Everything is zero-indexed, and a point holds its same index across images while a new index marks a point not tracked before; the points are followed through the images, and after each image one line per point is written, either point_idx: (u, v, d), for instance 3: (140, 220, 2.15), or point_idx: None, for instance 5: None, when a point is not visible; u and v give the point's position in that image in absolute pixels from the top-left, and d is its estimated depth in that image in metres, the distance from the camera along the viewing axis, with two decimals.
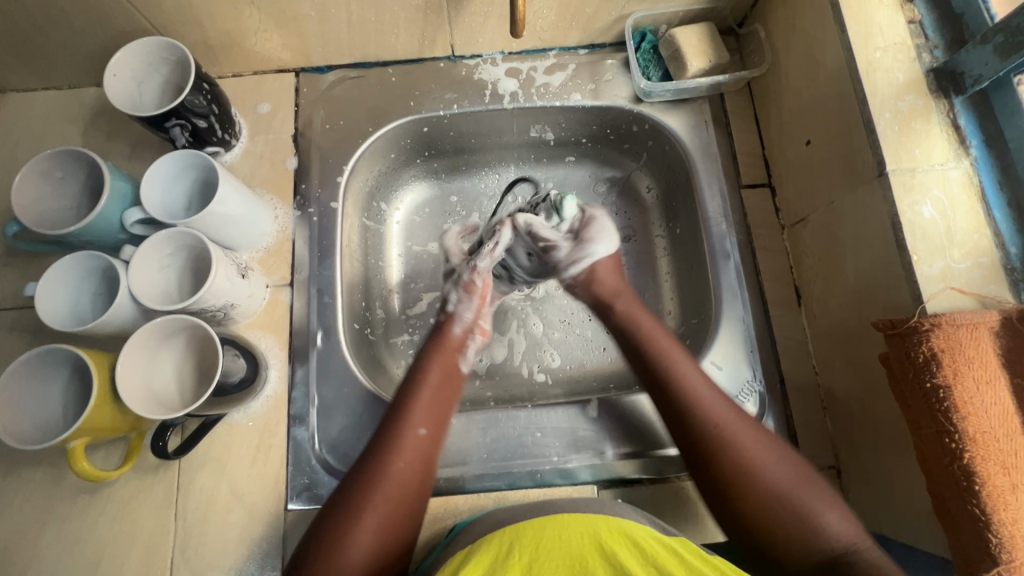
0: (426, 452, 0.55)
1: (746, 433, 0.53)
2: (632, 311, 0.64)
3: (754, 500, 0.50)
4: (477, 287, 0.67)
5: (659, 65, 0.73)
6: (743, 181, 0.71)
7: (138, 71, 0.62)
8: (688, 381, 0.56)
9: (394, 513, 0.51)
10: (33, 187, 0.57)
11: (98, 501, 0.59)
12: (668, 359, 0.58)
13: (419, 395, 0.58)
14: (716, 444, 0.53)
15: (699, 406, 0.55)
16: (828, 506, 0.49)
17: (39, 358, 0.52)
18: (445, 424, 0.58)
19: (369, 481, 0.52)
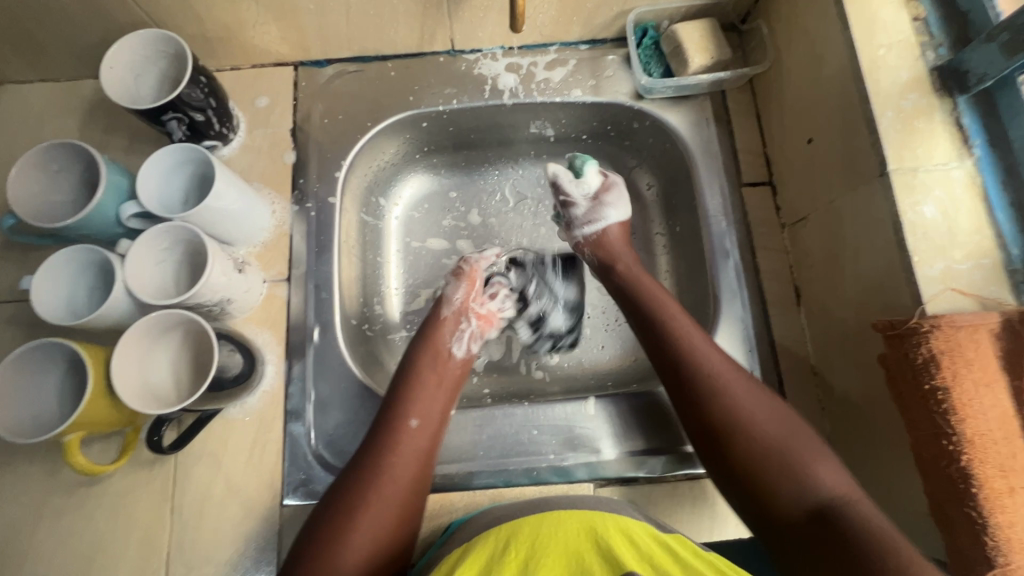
0: (417, 440, 0.55)
1: (741, 385, 0.53)
2: (631, 270, 0.66)
3: (743, 451, 0.50)
4: (466, 271, 0.70)
5: (660, 61, 0.72)
6: (743, 180, 0.70)
7: (136, 64, 0.62)
8: (686, 334, 0.57)
9: (389, 505, 0.51)
10: (29, 180, 0.57)
11: (94, 494, 0.60)
12: (666, 315, 0.59)
13: (413, 389, 0.59)
14: (709, 395, 0.53)
15: (696, 359, 0.55)
16: (819, 460, 0.48)
17: (35, 351, 0.52)
18: (439, 411, 0.59)
19: (365, 476, 0.52)
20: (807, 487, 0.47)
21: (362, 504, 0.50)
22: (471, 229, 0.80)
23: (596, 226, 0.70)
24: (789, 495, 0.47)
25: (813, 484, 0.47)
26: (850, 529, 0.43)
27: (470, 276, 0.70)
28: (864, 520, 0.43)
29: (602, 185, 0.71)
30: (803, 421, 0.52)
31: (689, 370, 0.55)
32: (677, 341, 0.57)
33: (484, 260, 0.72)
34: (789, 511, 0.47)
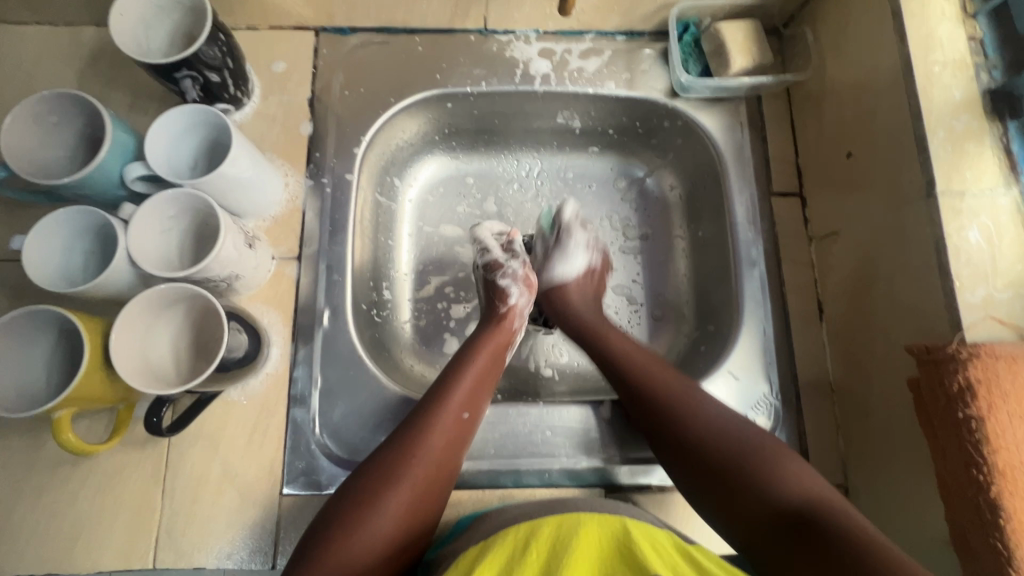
0: (464, 437, 0.54)
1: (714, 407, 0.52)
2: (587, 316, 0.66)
3: (711, 460, 0.49)
4: (531, 281, 0.67)
5: (699, 60, 0.69)
6: (774, 189, 0.69)
7: (147, 13, 0.57)
8: (633, 358, 0.58)
9: (429, 491, 0.50)
10: (24, 130, 0.52)
11: (80, 472, 0.56)
12: (610, 344, 0.61)
13: (463, 377, 0.56)
14: (680, 409, 0.52)
15: (661, 382, 0.55)
16: (794, 469, 0.47)
17: (25, 320, 0.48)
18: (484, 405, 0.57)
19: (403, 467, 0.49)
20: (778, 493, 0.46)
21: (403, 484, 0.48)
22: (487, 218, 0.77)
23: (559, 273, 0.69)
24: (760, 500, 0.46)
25: (786, 489, 0.46)
26: (833, 533, 0.42)
27: (528, 283, 0.67)
28: (848, 523, 0.42)
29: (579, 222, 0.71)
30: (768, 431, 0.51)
31: (647, 389, 0.55)
32: (628, 365, 0.58)
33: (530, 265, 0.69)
34: (756, 518, 0.46)
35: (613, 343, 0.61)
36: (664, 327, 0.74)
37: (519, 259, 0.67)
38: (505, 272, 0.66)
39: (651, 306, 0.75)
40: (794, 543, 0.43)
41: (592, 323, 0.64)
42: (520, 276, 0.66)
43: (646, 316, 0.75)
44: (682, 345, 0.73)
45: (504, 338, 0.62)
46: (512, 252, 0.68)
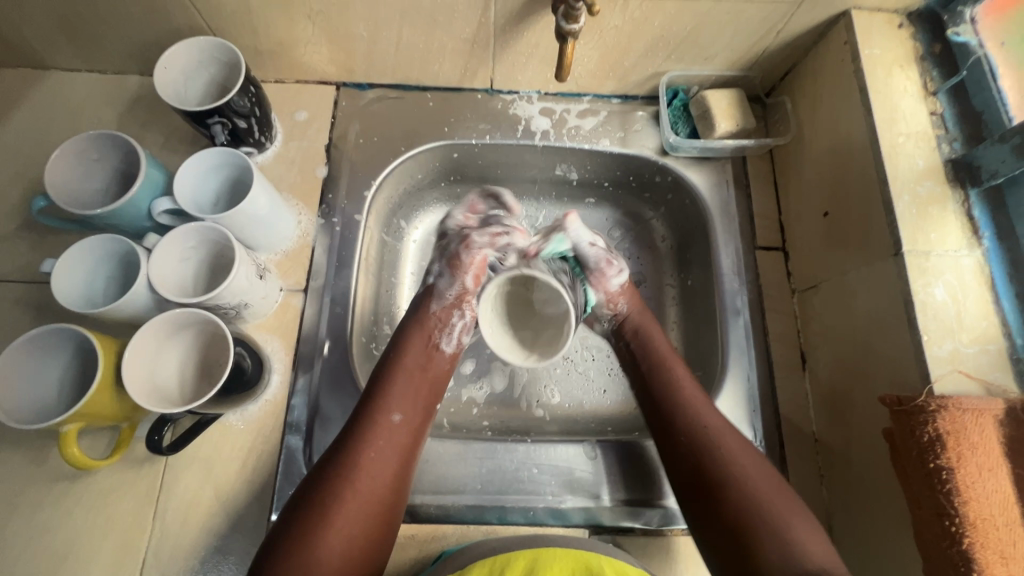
0: (403, 438, 0.57)
1: (737, 446, 0.55)
2: (644, 335, 0.66)
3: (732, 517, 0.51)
4: (461, 261, 0.67)
5: (687, 122, 0.75)
6: (758, 243, 0.73)
7: (188, 67, 0.64)
8: (722, 432, 0.56)
9: (374, 499, 0.53)
10: (67, 167, 0.57)
11: (76, 489, 0.58)
12: (698, 406, 0.58)
13: (393, 383, 0.59)
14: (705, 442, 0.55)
15: (739, 465, 0.53)
16: (803, 524, 0.50)
17: (45, 337, 0.51)
18: (419, 404, 0.60)
19: (338, 479, 0.52)
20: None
21: (347, 495, 0.52)
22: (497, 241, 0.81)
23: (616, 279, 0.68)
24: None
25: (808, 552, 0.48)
26: None
27: (457, 263, 0.67)
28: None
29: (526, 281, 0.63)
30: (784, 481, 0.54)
31: (723, 458, 0.54)
32: (717, 432, 0.56)
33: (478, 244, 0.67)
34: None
35: (699, 411, 0.57)
36: None
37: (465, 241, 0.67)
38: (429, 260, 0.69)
39: None
40: None
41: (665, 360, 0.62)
42: (447, 262, 0.67)
43: None
44: None
45: (436, 327, 0.65)
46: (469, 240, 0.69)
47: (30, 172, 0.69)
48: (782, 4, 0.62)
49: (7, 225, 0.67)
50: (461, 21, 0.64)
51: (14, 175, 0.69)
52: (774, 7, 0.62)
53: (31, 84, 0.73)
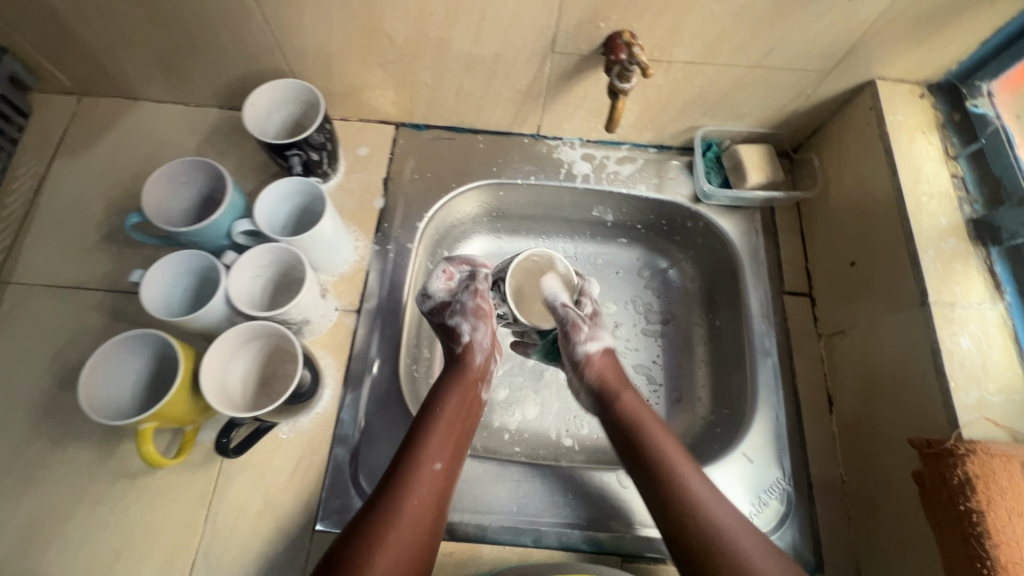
0: (444, 485, 0.58)
1: (748, 537, 0.53)
2: (637, 409, 0.64)
3: None
4: (484, 311, 0.70)
5: (720, 173, 0.80)
6: (786, 288, 0.76)
7: (271, 105, 0.71)
8: (731, 533, 0.53)
9: (415, 543, 0.53)
10: (159, 191, 0.63)
11: (134, 488, 0.61)
12: (702, 503, 0.55)
13: (432, 431, 0.60)
14: (714, 537, 0.53)
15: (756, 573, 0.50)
16: None
17: (132, 341, 0.55)
18: (459, 451, 0.61)
19: (379, 525, 0.53)
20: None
21: (389, 538, 0.52)
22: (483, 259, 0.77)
23: (586, 345, 0.68)
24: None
25: None
26: None
27: (481, 313, 0.70)
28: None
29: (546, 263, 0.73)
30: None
31: (733, 564, 0.51)
32: (711, 522, 0.54)
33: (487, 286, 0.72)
34: None
35: (700, 502, 0.55)
36: (680, 408, 0.79)
37: (472, 290, 0.71)
38: (453, 310, 0.70)
39: (670, 387, 0.81)
40: None
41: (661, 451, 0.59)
42: (470, 309, 0.69)
43: (664, 397, 0.80)
44: (698, 426, 0.77)
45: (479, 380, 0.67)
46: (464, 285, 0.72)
47: (114, 191, 0.76)
48: (813, 71, 0.68)
49: (92, 236, 0.73)
50: (518, 74, 0.71)
51: (100, 192, 0.76)
52: (805, 74, 0.68)
53: (123, 111, 0.81)
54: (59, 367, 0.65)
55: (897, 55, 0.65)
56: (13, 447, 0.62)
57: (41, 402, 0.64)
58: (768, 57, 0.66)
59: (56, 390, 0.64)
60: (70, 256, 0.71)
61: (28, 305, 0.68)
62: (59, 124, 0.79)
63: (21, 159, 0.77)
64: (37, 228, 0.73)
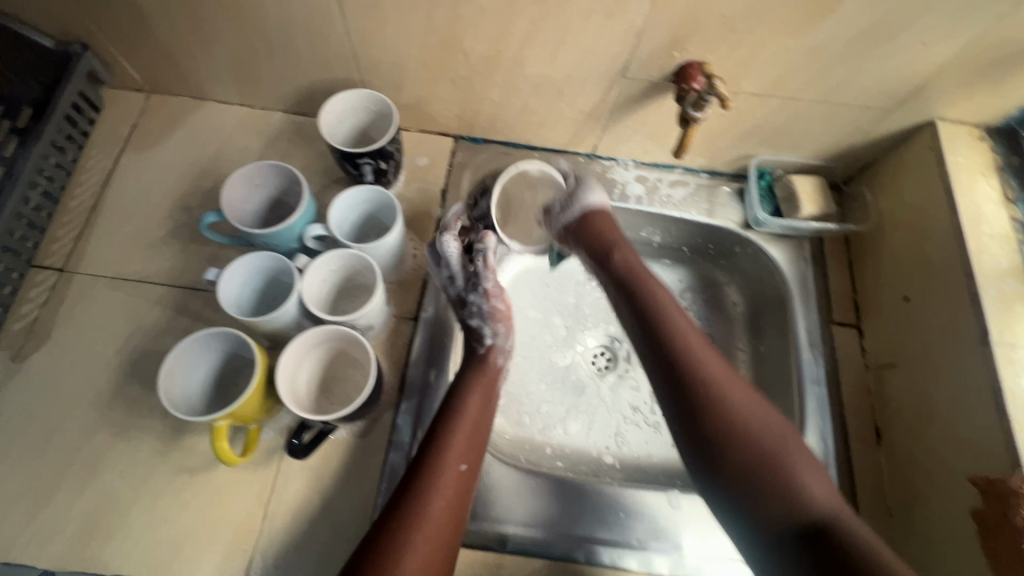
0: (465, 487, 0.58)
1: (726, 372, 0.59)
2: (630, 261, 0.69)
3: (735, 449, 0.54)
4: (499, 313, 0.72)
5: (772, 201, 0.81)
6: (834, 318, 0.77)
7: (344, 114, 0.73)
8: (715, 369, 0.59)
9: (441, 545, 0.53)
10: (237, 192, 0.66)
11: (194, 484, 0.61)
12: (693, 349, 0.61)
13: (455, 431, 0.61)
14: (702, 373, 0.59)
15: (722, 393, 0.57)
16: (807, 467, 0.53)
17: (208, 339, 0.57)
18: (481, 452, 0.61)
19: (408, 523, 0.53)
20: (801, 493, 0.51)
21: (417, 541, 0.52)
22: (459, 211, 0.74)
23: (579, 204, 0.74)
24: (776, 497, 0.52)
25: (811, 495, 0.51)
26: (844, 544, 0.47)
27: (500, 316, 0.73)
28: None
29: (532, 177, 0.78)
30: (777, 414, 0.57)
31: (713, 389, 0.57)
32: (693, 356, 0.60)
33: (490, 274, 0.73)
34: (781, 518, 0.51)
35: (688, 344, 0.61)
36: None
37: (482, 291, 0.71)
38: (472, 310, 0.71)
39: None
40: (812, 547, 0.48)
41: (656, 301, 0.65)
42: (487, 313, 0.71)
43: None
44: None
45: (496, 381, 0.68)
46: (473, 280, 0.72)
47: (180, 189, 0.77)
48: (876, 108, 0.69)
49: (157, 231, 0.74)
50: (585, 97, 0.72)
51: (166, 190, 0.77)
52: (867, 111, 0.70)
53: (189, 110, 0.82)
54: (123, 361, 0.66)
55: (961, 98, 0.66)
56: (77, 438, 0.63)
57: (105, 395, 0.65)
58: (834, 93, 0.67)
59: (120, 382, 0.65)
60: (135, 251, 0.73)
61: (94, 297, 0.70)
62: (128, 119, 0.81)
63: (91, 153, 0.78)
64: (104, 221, 0.74)
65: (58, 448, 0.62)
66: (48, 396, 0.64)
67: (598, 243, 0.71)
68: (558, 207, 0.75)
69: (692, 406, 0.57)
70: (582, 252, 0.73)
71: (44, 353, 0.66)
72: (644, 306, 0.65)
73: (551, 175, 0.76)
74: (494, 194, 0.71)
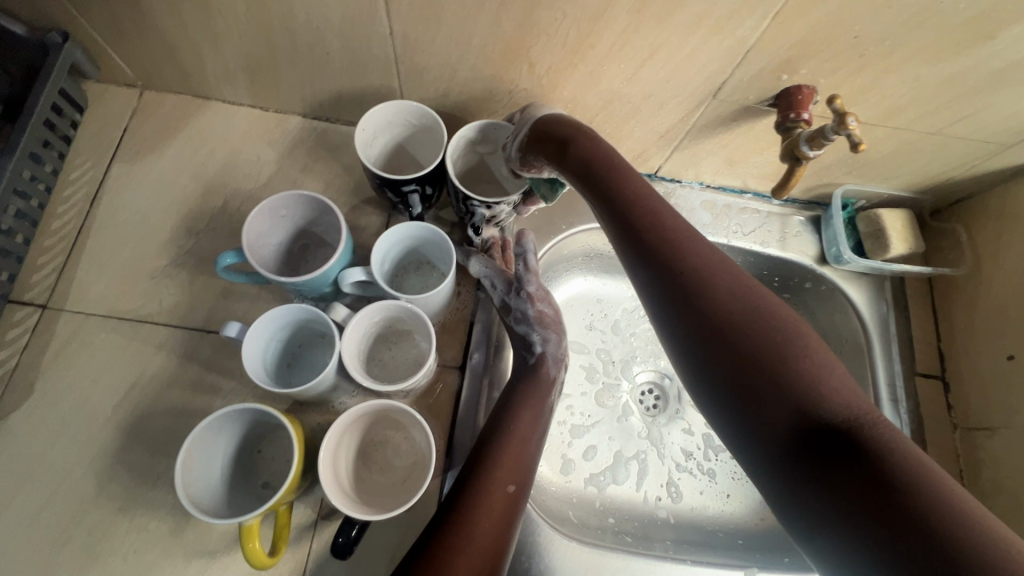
0: (514, 514, 0.48)
1: (716, 263, 0.46)
2: (591, 141, 0.54)
3: (735, 360, 0.43)
4: (548, 318, 0.63)
5: (853, 237, 0.73)
6: (918, 368, 0.70)
7: (380, 129, 0.63)
8: (705, 265, 0.46)
9: (483, 575, 0.42)
10: (262, 225, 0.55)
11: (213, 571, 0.52)
12: (675, 241, 0.48)
13: (504, 449, 0.52)
14: (682, 272, 0.46)
15: (706, 286, 0.45)
16: (822, 363, 0.41)
17: (232, 413, 0.48)
18: (530, 476, 0.52)
19: (451, 546, 0.43)
20: (821, 404, 0.39)
21: (459, 570, 0.41)
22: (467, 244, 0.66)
23: (529, 115, 0.59)
24: (787, 411, 0.40)
25: (830, 402, 0.39)
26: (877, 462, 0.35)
27: (553, 321, 0.64)
28: (954, 512, 0.32)
29: (482, 140, 0.64)
30: (778, 300, 0.45)
31: (697, 285, 0.45)
32: (670, 252, 0.47)
33: (532, 273, 0.63)
34: (796, 435, 0.39)
35: (667, 238, 0.48)
36: None
37: (524, 295, 0.63)
38: (517, 317, 0.63)
39: None
40: (833, 468, 0.37)
41: (630, 185, 0.51)
42: (533, 318, 0.62)
43: None
44: None
45: (547, 394, 0.59)
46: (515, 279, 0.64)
47: (183, 209, 0.66)
48: (994, 143, 0.61)
49: (158, 260, 0.63)
50: (663, 117, 0.62)
51: (168, 209, 0.66)
52: (984, 145, 0.61)
53: (192, 112, 0.70)
54: (123, 420, 0.57)
55: None
56: (72, 515, 0.53)
57: (104, 461, 0.55)
58: (954, 124, 0.58)
59: (121, 445, 0.56)
60: (134, 284, 0.62)
61: (86, 340, 0.59)
62: (119, 122, 0.69)
63: (75, 162, 0.67)
64: (94, 246, 0.63)
65: (49, 526, 0.53)
66: (35, 462, 0.55)
67: (554, 136, 0.55)
68: (510, 142, 0.61)
69: (685, 301, 0.46)
70: (544, 162, 0.58)
71: (28, 409, 0.56)
72: (615, 193, 0.51)
73: (492, 125, 0.62)
74: (449, 172, 0.59)
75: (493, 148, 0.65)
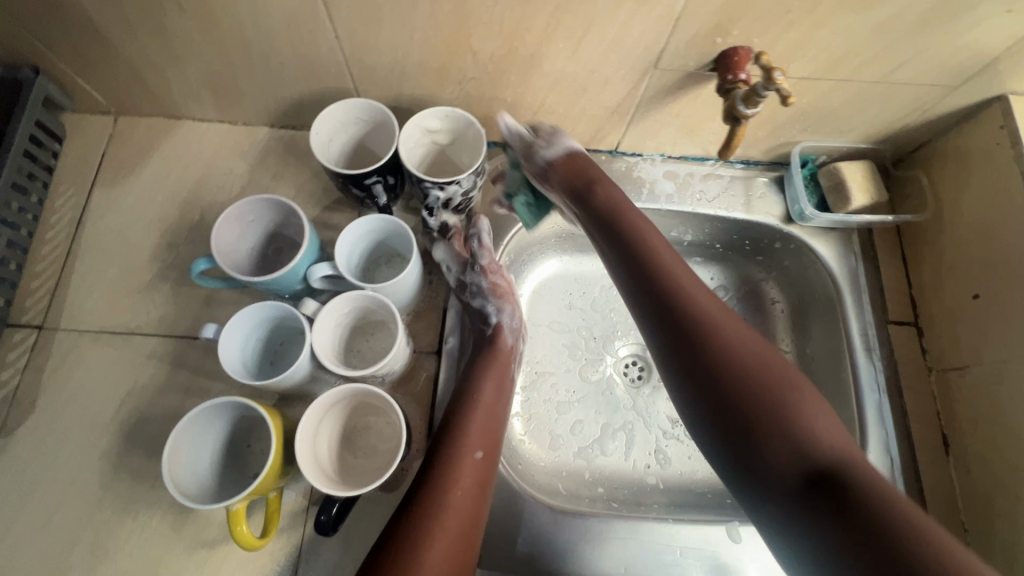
0: (484, 477, 0.52)
1: (722, 314, 0.56)
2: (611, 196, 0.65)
3: (736, 400, 0.51)
4: (501, 289, 0.68)
5: (816, 193, 0.74)
6: (890, 317, 0.71)
7: (336, 130, 0.65)
8: (718, 318, 0.55)
9: (460, 539, 0.48)
10: (231, 232, 0.58)
11: (213, 559, 0.56)
12: (694, 296, 0.57)
13: (471, 417, 0.55)
14: (702, 325, 0.55)
15: (717, 335, 0.54)
16: (813, 409, 0.50)
17: (214, 408, 0.51)
18: (498, 440, 0.56)
19: (425, 515, 0.47)
20: (811, 445, 0.47)
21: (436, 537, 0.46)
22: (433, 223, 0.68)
23: (562, 141, 0.69)
24: (783, 446, 0.48)
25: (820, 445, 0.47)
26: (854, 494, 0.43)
27: (505, 293, 0.68)
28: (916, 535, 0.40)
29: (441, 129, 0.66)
30: (778, 353, 0.54)
31: (707, 333, 0.54)
32: (688, 307, 0.56)
33: (485, 248, 0.68)
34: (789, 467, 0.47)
35: (686, 292, 0.57)
36: None
37: (478, 268, 0.66)
38: (472, 291, 0.66)
39: None
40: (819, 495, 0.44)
41: (648, 244, 0.60)
42: (488, 290, 0.66)
43: None
44: None
45: (509, 363, 0.63)
46: (469, 257, 0.67)
47: (162, 225, 0.69)
48: (940, 85, 0.61)
49: (142, 275, 0.67)
50: (611, 91, 0.64)
51: (148, 225, 0.69)
52: (930, 88, 0.62)
53: (165, 132, 0.73)
54: (120, 426, 0.60)
55: None
56: (79, 517, 0.57)
57: (105, 466, 0.59)
58: (896, 71, 0.59)
59: (120, 450, 0.59)
60: (122, 299, 0.65)
61: (81, 355, 0.63)
62: (97, 148, 0.72)
63: (59, 190, 0.70)
64: (82, 267, 0.67)
65: (59, 529, 0.56)
66: (43, 471, 0.58)
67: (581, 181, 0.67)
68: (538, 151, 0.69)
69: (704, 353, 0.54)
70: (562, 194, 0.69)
71: (32, 423, 0.60)
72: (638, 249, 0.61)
73: (448, 113, 0.64)
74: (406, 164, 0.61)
75: (451, 137, 0.67)
